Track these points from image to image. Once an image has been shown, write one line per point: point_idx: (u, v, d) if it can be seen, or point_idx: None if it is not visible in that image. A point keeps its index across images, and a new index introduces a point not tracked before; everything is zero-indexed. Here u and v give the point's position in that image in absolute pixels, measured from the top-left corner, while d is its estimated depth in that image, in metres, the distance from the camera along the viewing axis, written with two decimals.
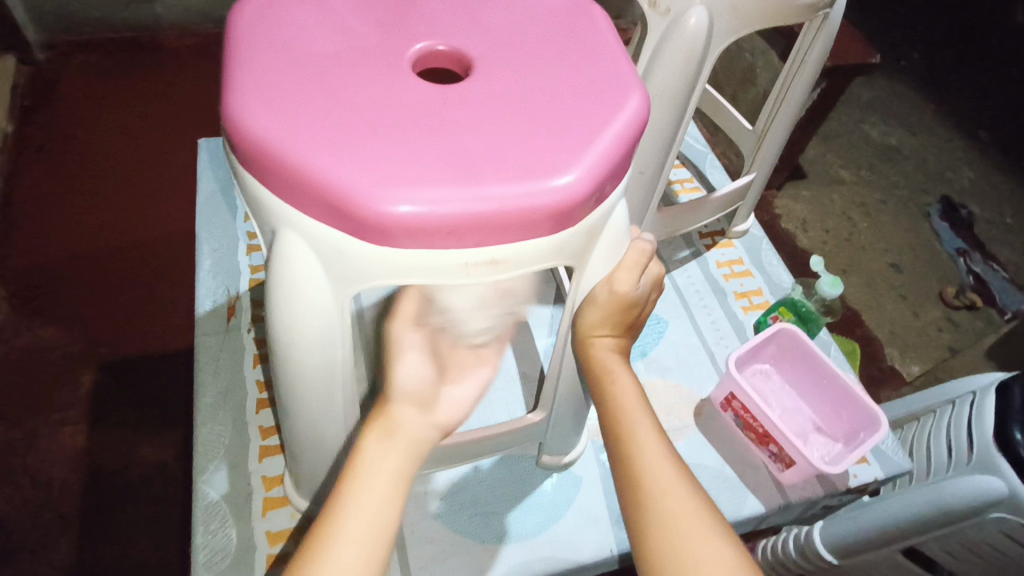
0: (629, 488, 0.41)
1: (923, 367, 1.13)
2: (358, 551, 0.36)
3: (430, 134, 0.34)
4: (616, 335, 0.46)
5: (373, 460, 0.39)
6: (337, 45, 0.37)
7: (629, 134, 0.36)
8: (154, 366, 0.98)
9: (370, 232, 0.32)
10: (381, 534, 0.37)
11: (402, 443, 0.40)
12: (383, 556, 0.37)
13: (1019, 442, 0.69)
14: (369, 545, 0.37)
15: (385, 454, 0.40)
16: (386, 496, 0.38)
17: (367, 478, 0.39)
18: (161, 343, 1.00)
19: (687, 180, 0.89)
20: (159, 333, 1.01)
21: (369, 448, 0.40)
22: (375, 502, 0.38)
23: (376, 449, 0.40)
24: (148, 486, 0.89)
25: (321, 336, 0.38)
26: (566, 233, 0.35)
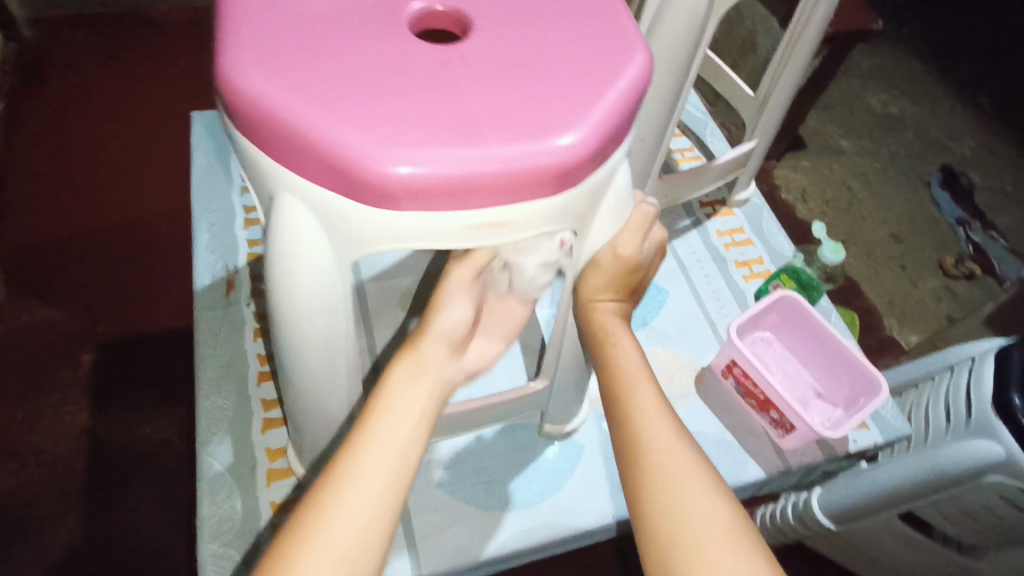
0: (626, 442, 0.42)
1: (921, 336, 1.14)
2: (374, 490, 0.37)
3: (430, 94, 0.33)
4: (618, 300, 0.47)
5: (398, 402, 0.40)
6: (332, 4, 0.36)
7: (633, 94, 0.35)
8: (154, 345, 0.98)
9: (370, 194, 0.32)
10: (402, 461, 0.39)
11: (433, 377, 0.42)
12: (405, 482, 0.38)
13: (1018, 406, 0.70)
14: (389, 472, 0.38)
15: (411, 387, 0.41)
16: (408, 426, 0.40)
17: (389, 420, 0.40)
18: (160, 321, 1.00)
19: (688, 148, 0.88)
20: (158, 312, 1.01)
21: (397, 388, 0.41)
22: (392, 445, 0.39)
23: (403, 390, 0.41)
24: (154, 462, 0.89)
25: (322, 302, 0.37)
26: (569, 195, 0.35)
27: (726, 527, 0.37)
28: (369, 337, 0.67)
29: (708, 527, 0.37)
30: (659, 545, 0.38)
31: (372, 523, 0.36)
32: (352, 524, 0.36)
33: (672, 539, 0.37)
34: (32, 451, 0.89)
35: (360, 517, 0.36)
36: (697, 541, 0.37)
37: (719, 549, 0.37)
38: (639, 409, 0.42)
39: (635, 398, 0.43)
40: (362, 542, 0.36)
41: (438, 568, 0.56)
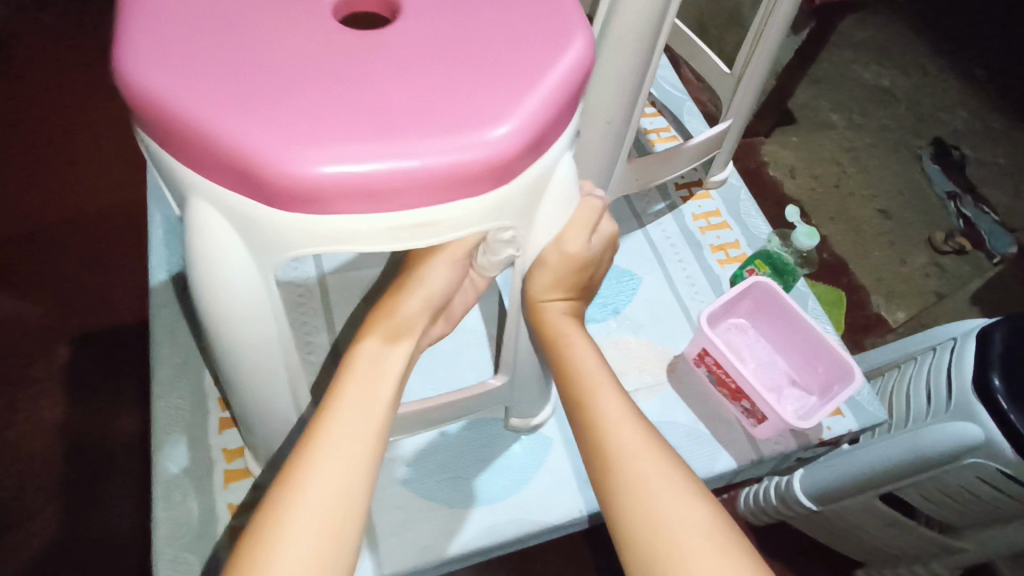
0: (592, 449, 0.40)
1: (908, 313, 1.12)
2: (336, 484, 0.35)
3: (346, 86, 0.31)
4: (569, 298, 0.47)
5: (366, 368, 0.41)
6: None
7: (572, 81, 0.33)
8: (129, 337, 0.96)
9: (281, 197, 0.29)
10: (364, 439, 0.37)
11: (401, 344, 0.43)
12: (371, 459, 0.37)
13: (997, 389, 0.69)
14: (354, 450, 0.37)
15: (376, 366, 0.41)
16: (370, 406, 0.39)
17: (358, 388, 0.40)
18: (134, 311, 0.98)
19: (664, 129, 0.85)
20: (130, 303, 0.98)
21: (365, 355, 0.42)
22: (352, 438, 0.37)
23: (372, 355, 0.42)
24: (130, 456, 0.88)
25: (249, 308, 0.35)
26: (503, 192, 0.32)
27: (704, 525, 0.36)
28: (331, 330, 0.65)
29: (683, 526, 0.36)
30: (638, 553, 0.36)
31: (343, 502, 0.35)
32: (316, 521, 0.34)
33: (650, 544, 0.36)
34: (8, 447, 0.87)
35: (322, 516, 0.34)
36: (676, 543, 0.35)
37: (699, 548, 0.35)
38: (603, 412, 0.41)
39: (597, 400, 0.42)
40: (325, 541, 0.33)
41: (402, 568, 0.55)
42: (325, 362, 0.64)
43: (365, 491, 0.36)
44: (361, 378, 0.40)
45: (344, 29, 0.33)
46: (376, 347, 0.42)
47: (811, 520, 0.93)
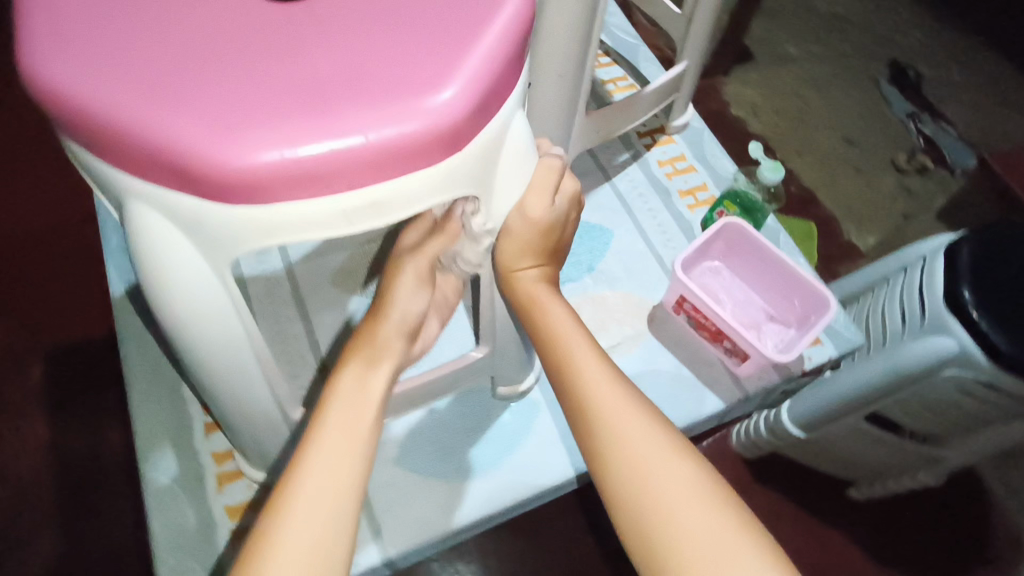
0: (578, 412, 0.41)
1: (877, 237, 1.14)
2: (318, 515, 0.36)
3: (276, 65, 0.29)
4: (540, 265, 0.45)
5: (347, 399, 0.41)
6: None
7: (512, 37, 0.32)
8: (104, 349, 0.93)
9: (221, 191, 0.28)
10: (347, 469, 0.38)
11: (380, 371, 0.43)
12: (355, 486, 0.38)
13: (969, 302, 0.70)
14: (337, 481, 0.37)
15: (353, 398, 0.41)
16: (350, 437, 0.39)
17: (340, 419, 0.40)
18: (105, 321, 0.95)
19: (621, 78, 0.83)
20: (100, 314, 0.95)
21: (345, 388, 0.42)
22: (340, 443, 0.39)
23: (351, 387, 0.42)
24: (123, 467, 0.87)
25: (207, 310, 0.34)
26: (456, 160, 0.31)
27: (692, 483, 0.37)
28: (306, 320, 0.64)
29: (676, 486, 0.37)
30: (632, 508, 0.37)
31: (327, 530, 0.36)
32: (315, 527, 0.35)
33: (640, 504, 0.37)
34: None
35: (317, 519, 0.36)
36: (669, 500, 0.36)
37: (691, 505, 0.36)
38: (584, 376, 0.41)
39: (578, 366, 0.42)
40: (325, 543, 0.35)
41: (405, 546, 0.56)
42: (304, 354, 0.63)
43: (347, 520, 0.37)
44: (348, 390, 0.42)
45: (266, 3, 0.31)
46: (362, 363, 0.43)
47: (801, 448, 0.96)
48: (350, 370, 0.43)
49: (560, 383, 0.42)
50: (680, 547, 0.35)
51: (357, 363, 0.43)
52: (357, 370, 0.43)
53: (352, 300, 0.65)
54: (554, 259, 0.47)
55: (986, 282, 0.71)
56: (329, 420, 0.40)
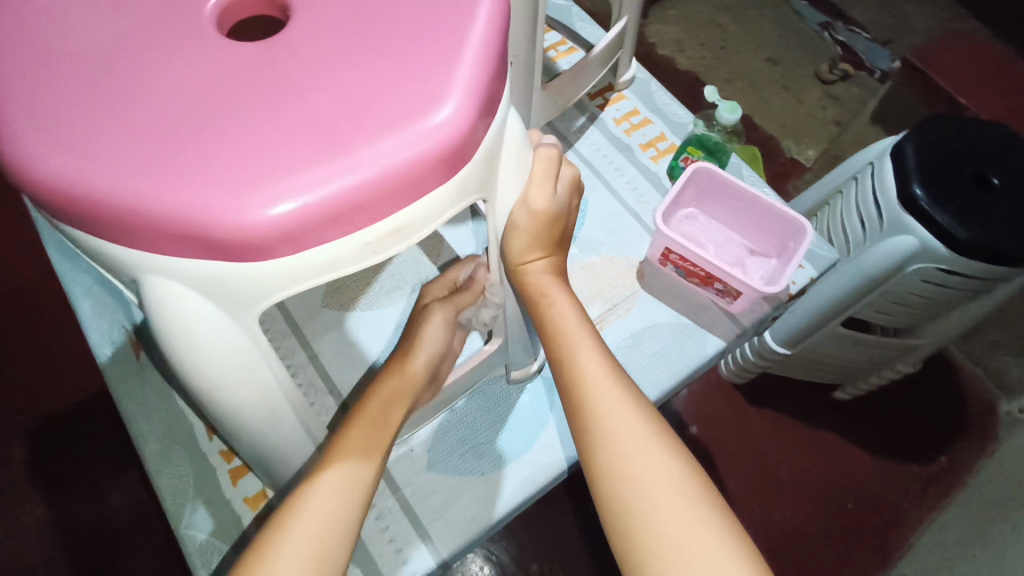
0: (576, 406, 0.45)
1: (817, 149, 1.18)
2: (313, 534, 0.38)
3: (270, 113, 0.28)
4: (547, 257, 0.50)
5: (368, 425, 0.45)
6: (118, 34, 0.30)
7: (496, 36, 0.31)
8: (94, 414, 0.91)
9: (245, 250, 0.27)
10: (355, 492, 0.41)
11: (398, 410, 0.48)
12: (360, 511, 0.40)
13: (920, 197, 0.73)
14: (341, 504, 0.40)
15: (370, 427, 0.45)
16: (364, 462, 0.42)
17: (357, 441, 0.43)
18: (79, 387, 0.93)
19: (560, 42, 0.83)
20: (73, 380, 0.93)
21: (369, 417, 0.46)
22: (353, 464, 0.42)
23: (373, 417, 0.46)
24: (133, 527, 0.87)
25: (240, 368, 0.33)
26: (465, 171, 0.31)
27: (674, 483, 0.41)
28: (307, 347, 0.63)
29: (659, 483, 0.41)
30: (616, 507, 0.41)
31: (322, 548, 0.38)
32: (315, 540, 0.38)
33: (624, 489, 0.41)
34: (13, 560, 0.85)
35: (317, 534, 0.38)
36: (650, 490, 0.40)
37: (669, 500, 0.40)
38: (582, 369, 0.46)
39: (578, 360, 0.46)
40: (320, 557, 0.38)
41: (456, 545, 0.57)
42: (314, 381, 0.62)
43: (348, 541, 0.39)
44: (370, 411, 0.46)
45: (242, 50, 0.30)
46: (386, 389, 0.49)
47: (791, 364, 1.02)
48: (375, 398, 0.48)
49: (560, 372, 0.47)
50: (655, 532, 0.39)
51: (386, 390, 0.49)
52: (380, 397, 0.48)
53: (349, 318, 0.65)
54: (562, 251, 0.52)
55: (934, 180, 0.74)
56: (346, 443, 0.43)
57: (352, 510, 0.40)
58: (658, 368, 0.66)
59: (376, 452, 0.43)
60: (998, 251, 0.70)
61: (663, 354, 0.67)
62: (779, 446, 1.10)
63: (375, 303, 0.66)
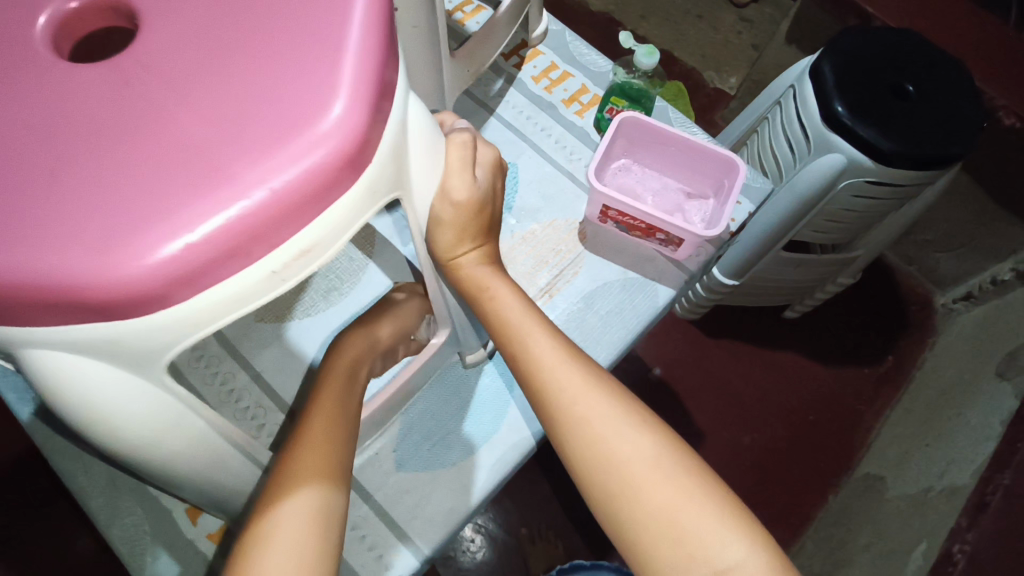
0: (539, 396, 0.44)
1: (739, 75, 1.25)
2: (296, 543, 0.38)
3: (131, 145, 0.25)
4: (479, 247, 0.47)
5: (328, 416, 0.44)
6: None
7: (380, 17, 0.28)
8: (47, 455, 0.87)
9: (129, 307, 0.24)
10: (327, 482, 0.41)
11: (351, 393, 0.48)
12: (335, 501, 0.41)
13: (843, 115, 0.73)
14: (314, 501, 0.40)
15: (328, 411, 0.45)
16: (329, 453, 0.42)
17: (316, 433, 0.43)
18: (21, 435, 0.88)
19: (465, 2, 0.79)
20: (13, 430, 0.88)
21: (326, 404, 0.45)
22: (325, 441, 0.42)
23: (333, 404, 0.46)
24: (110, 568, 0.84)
25: (161, 422, 0.30)
26: (371, 173, 0.28)
27: (649, 458, 0.41)
28: (248, 367, 0.59)
29: (634, 460, 0.41)
30: (603, 491, 0.41)
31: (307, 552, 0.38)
32: (301, 522, 0.39)
33: (611, 477, 0.41)
34: None
35: (299, 542, 0.38)
36: (632, 469, 0.41)
37: (649, 475, 0.40)
38: (536, 355, 0.45)
39: (529, 349, 0.45)
40: (314, 543, 0.38)
41: (436, 542, 0.55)
42: (261, 402, 0.58)
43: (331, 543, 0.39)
44: (334, 390, 0.47)
45: (84, 74, 0.26)
46: (340, 370, 0.50)
47: (741, 292, 1.05)
48: (331, 380, 0.48)
49: (516, 363, 0.46)
50: (640, 510, 0.40)
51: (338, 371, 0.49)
52: (338, 371, 0.50)
53: (288, 329, 0.61)
54: (491, 234, 0.49)
55: (854, 95, 0.74)
56: (310, 435, 0.42)
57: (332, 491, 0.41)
58: (612, 328, 0.65)
59: (340, 438, 0.43)
60: (921, 155, 0.71)
61: (616, 312, 0.66)
62: (739, 372, 1.15)
63: (313, 309, 0.62)
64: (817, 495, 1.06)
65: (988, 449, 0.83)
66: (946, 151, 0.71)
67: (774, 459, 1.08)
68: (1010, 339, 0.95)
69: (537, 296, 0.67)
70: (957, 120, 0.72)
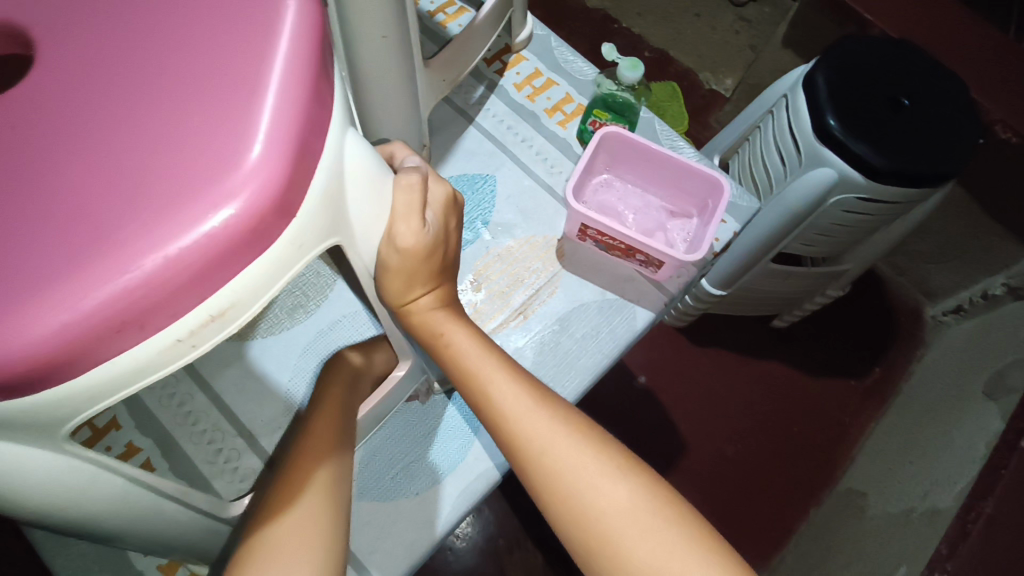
0: (510, 444, 0.42)
1: (735, 76, 1.22)
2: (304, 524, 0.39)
3: (15, 205, 0.23)
4: (432, 290, 0.44)
5: (337, 409, 0.48)
6: None
7: (304, 56, 0.26)
8: None
9: (4, 386, 0.22)
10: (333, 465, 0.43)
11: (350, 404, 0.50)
12: (341, 486, 0.43)
13: (836, 131, 0.70)
14: (323, 482, 0.42)
15: (335, 404, 0.49)
16: (339, 440, 0.45)
17: (329, 421, 0.46)
18: None
19: (448, 4, 0.75)
20: None
21: (338, 398, 0.49)
22: (331, 430, 0.45)
23: (342, 399, 0.49)
24: None
25: (70, 488, 0.28)
26: (296, 225, 0.26)
27: (631, 507, 0.38)
28: (206, 388, 0.56)
29: (614, 510, 0.38)
30: (582, 545, 0.39)
31: (314, 531, 0.39)
32: (311, 504, 0.40)
33: (590, 531, 0.38)
34: None
35: (308, 520, 0.39)
36: (609, 522, 0.38)
37: (629, 527, 0.38)
38: (501, 406, 0.42)
39: (492, 395, 0.42)
40: (321, 522, 0.40)
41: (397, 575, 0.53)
42: (218, 425, 0.56)
43: (338, 527, 0.41)
44: (333, 401, 0.49)
45: None
46: (341, 386, 0.51)
47: (728, 303, 1.03)
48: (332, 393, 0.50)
49: (484, 412, 0.43)
50: (622, 565, 0.37)
51: (335, 388, 0.50)
52: (337, 395, 0.50)
53: (250, 348, 0.59)
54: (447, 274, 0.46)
55: (848, 110, 0.71)
56: (321, 422, 0.46)
57: (340, 476, 0.43)
58: (588, 351, 0.63)
59: (349, 432, 0.47)
60: (914, 173, 0.68)
61: (593, 335, 0.64)
62: (725, 383, 1.13)
63: (277, 326, 0.60)
64: (799, 507, 1.05)
65: (970, 472, 0.79)
66: (940, 169, 0.68)
67: (757, 471, 1.07)
68: (997, 358, 0.92)
69: (512, 316, 0.64)
70: (952, 137, 0.70)
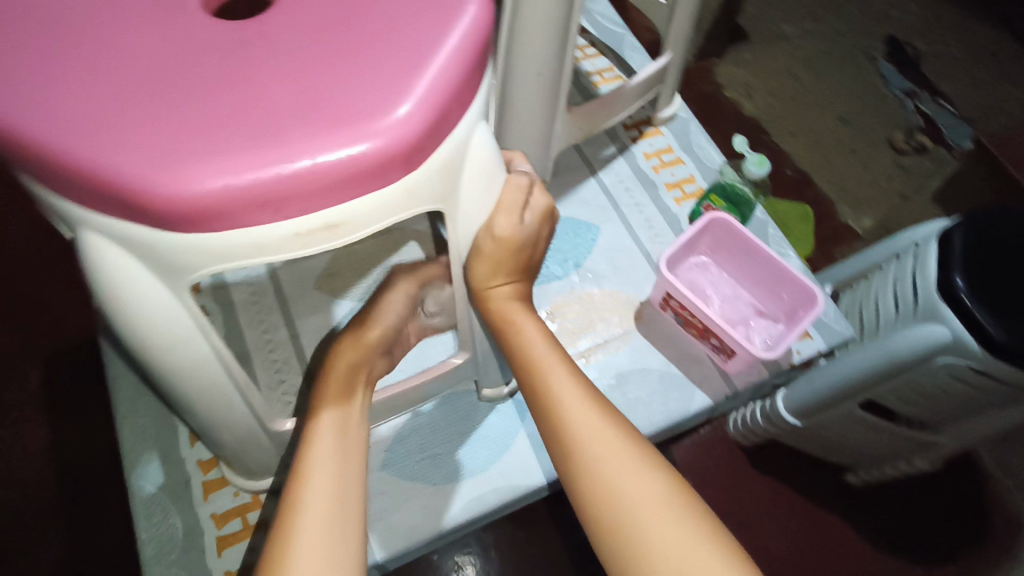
0: (553, 434, 0.43)
1: (874, 219, 1.14)
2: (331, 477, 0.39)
3: (225, 93, 0.30)
4: (512, 282, 0.48)
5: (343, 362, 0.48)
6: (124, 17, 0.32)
7: (467, 52, 0.31)
8: None
9: (167, 221, 0.28)
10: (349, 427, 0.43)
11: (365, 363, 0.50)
12: (357, 443, 0.43)
13: (962, 289, 0.68)
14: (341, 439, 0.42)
15: (347, 353, 0.49)
16: (348, 397, 0.46)
17: (336, 380, 0.47)
18: None
19: (607, 69, 0.81)
20: None
21: (346, 353, 0.49)
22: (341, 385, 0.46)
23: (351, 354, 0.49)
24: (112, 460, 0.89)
25: (169, 332, 0.34)
26: (415, 176, 0.31)
27: (662, 496, 0.39)
28: (291, 325, 0.63)
29: (646, 500, 0.39)
30: (609, 528, 0.39)
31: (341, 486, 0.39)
32: (334, 456, 0.41)
33: (617, 515, 0.39)
34: None
35: (338, 472, 0.39)
36: (639, 506, 0.38)
37: (656, 510, 0.38)
38: (555, 394, 0.44)
39: (548, 385, 0.44)
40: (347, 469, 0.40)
41: (392, 549, 0.55)
42: (289, 360, 0.62)
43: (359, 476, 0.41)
44: (345, 361, 0.48)
45: (219, 35, 0.32)
46: (348, 354, 0.49)
47: (801, 441, 0.95)
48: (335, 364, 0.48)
49: (536, 400, 0.45)
50: (645, 549, 0.37)
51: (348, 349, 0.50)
52: (347, 355, 0.49)
53: (337, 305, 0.65)
54: (528, 276, 0.50)
55: (981, 272, 0.69)
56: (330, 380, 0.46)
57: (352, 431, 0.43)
58: (635, 415, 0.64)
59: (358, 391, 0.47)
60: None
61: (645, 401, 0.64)
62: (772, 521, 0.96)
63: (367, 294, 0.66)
64: None
65: None
66: None
67: None
68: None
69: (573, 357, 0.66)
70: None
